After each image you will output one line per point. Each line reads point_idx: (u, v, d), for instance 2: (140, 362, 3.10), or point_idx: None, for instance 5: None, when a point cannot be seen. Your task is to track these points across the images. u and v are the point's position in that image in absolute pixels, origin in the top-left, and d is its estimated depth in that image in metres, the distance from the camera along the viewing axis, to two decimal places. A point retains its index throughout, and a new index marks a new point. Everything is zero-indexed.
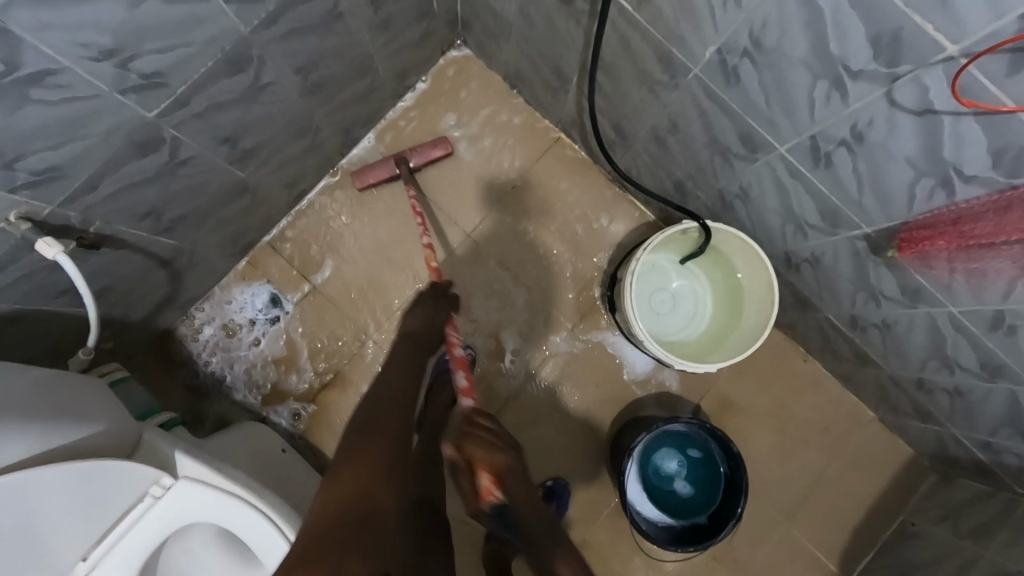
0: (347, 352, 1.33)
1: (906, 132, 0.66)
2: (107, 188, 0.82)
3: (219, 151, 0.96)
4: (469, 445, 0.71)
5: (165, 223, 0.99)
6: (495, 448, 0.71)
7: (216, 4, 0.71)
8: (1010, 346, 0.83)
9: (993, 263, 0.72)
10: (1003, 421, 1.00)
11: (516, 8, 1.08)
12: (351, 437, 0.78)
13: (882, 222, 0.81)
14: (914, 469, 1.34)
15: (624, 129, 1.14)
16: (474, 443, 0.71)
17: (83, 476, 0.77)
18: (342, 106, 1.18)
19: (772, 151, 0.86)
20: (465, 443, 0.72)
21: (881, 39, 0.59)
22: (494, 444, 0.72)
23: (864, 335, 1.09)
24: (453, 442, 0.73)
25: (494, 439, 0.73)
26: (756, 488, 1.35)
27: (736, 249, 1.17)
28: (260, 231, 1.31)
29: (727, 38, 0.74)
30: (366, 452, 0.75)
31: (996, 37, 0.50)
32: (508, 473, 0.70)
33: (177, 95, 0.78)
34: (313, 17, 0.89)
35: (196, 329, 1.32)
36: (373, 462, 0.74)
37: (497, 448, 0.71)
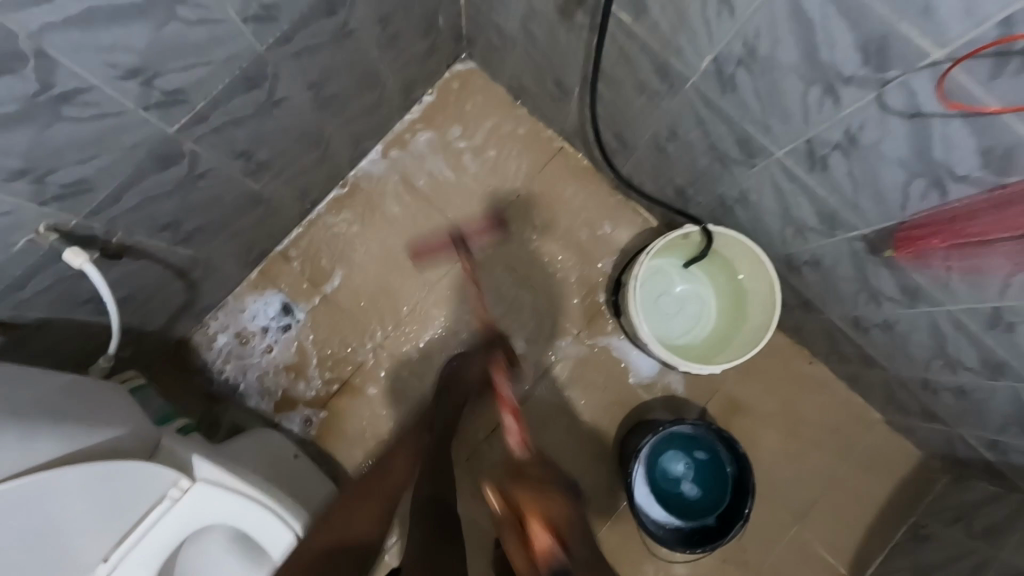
0: (358, 359, 1.36)
1: (898, 134, 0.68)
2: (129, 200, 0.86)
3: (234, 163, 1.00)
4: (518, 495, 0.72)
5: (182, 233, 1.03)
6: (551, 501, 0.72)
7: (234, 24, 0.75)
8: (1010, 343, 0.84)
9: (988, 260, 0.74)
10: (1008, 419, 1.00)
11: (519, 22, 1.12)
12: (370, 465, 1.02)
13: (879, 223, 0.83)
14: (922, 471, 1.34)
15: (625, 137, 1.16)
16: (527, 496, 0.72)
17: (107, 477, 0.79)
18: (351, 119, 1.22)
19: (770, 156, 0.89)
20: (513, 494, 0.72)
21: (869, 47, 0.61)
22: (550, 498, 0.72)
23: (867, 336, 1.11)
24: (502, 495, 0.73)
25: (548, 490, 0.73)
26: (764, 490, 1.35)
27: (738, 252, 1.19)
28: (272, 241, 1.35)
29: (723, 48, 0.77)
30: (379, 477, 0.99)
31: (978, 42, 0.53)
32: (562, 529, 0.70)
33: (196, 111, 0.82)
34: (324, 34, 0.93)
35: (210, 337, 1.35)
36: (384, 487, 0.97)
37: (552, 502, 0.72)
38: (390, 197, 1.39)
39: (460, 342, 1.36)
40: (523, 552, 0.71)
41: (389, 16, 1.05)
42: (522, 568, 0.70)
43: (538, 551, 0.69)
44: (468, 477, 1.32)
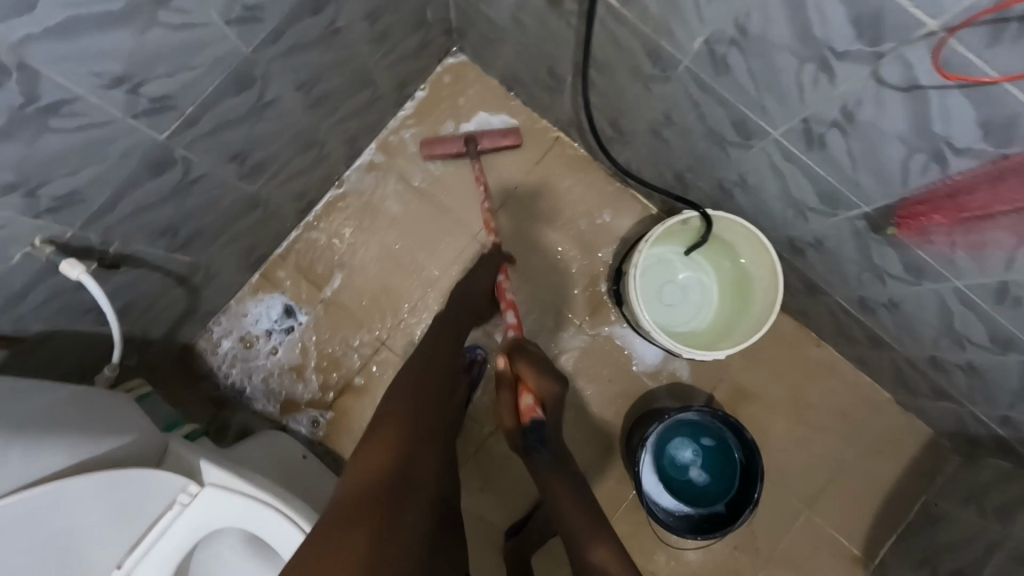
0: (360, 359, 1.36)
1: (896, 109, 0.67)
2: (124, 209, 0.86)
3: (228, 168, 0.99)
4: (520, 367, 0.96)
5: (180, 240, 1.03)
6: (544, 379, 0.95)
7: (219, 27, 0.74)
8: (1019, 317, 0.82)
9: (991, 234, 0.72)
10: (1020, 395, 0.99)
11: (508, 12, 1.11)
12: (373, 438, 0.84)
13: (879, 201, 0.81)
14: (934, 449, 1.33)
15: (621, 123, 1.15)
16: (521, 362, 0.97)
17: (118, 484, 0.80)
18: (345, 118, 1.21)
19: (767, 138, 0.87)
20: (515, 363, 0.97)
21: (863, 21, 0.60)
22: (543, 371, 0.97)
23: (874, 316, 1.09)
24: (504, 356, 0.99)
25: (543, 369, 0.97)
26: (773, 475, 1.35)
27: (739, 237, 1.17)
28: (271, 244, 1.35)
29: (714, 28, 0.76)
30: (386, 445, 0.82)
31: (974, 9, 0.51)
32: (548, 395, 0.94)
33: (185, 117, 0.82)
34: (311, 34, 0.92)
35: (215, 343, 1.36)
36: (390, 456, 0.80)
37: (546, 382, 0.95)
38: (388, 195, 1.39)
39: None
40: (511, 408, 0.94)
41: (377, 12, 1.04)
42: (509, 416, 0.94)
43: (523, 411, 0.91)
44: (477, 470, 1.33)
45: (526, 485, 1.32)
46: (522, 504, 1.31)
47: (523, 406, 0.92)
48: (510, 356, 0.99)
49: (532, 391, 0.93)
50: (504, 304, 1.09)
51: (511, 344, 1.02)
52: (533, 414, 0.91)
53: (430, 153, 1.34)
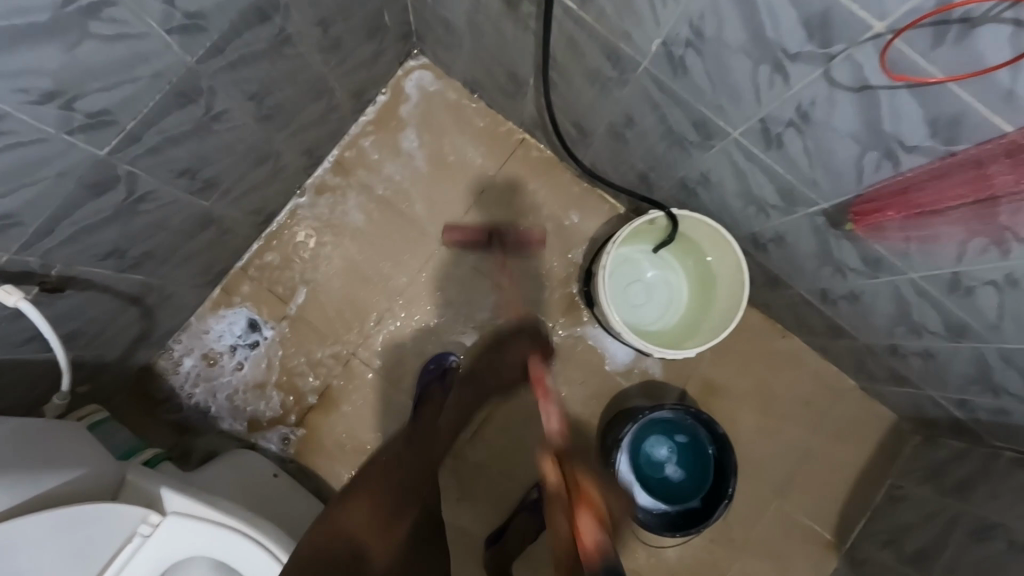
0: (330, 374, 1.33)
1: (848, 109, 0.68)
2: (66, 229, 0.81)
3: (178, 183, 0.95)
4: (577, 474, 0.77)
5: (130, 259, 0.98)
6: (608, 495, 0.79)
7: (157, 38, 0.71)
8: (970, 307, 0.85)
9: (942, 228, 0.74)
10: (974, 380, 1.02)
11: (465, 15, 1.09)
12: (383, 455, 0.99)
13: (836, 197, 0.82)
14: (897, 432, 1.37)
15: (583, 124, 1.14)
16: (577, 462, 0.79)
17: (74, 521, 0.76)
18: (302, 127, 1.18)
19: (726, 137, 0.88)
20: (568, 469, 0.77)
21: (812, 23, 0.60)
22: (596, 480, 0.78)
23: (836, 308, 1.12)
24: (553, 459, 0.78)
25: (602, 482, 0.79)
26: (746, 467, 1.37)
27: (704, 235, 1.18)
28: (231, 257, 1.31)
29: (670, 31, 0.76)
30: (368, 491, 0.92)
31: (917, 13, 0.52)
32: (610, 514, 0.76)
33: (127, 132, 0.78)
34: (260, 43, 0.89)
35: (175, 363, 1.31)
36: (380, 513, 0.90)
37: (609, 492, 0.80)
38: (351, 204, 1.36)
39: (435, 345, 1.34)
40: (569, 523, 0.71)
41: (329, 17, 1.01)
42: (565, 533, 0.71)
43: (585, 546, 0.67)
44: (454, 479, 1.31)
45: (504, 491, 1.31)
46: (501, 511, 1.30)
47: (587, 539, 0.68)
48: (560, 459, 0.78)
49: (596, 509, 0.72)
50: (540, 391, 0.95)
51: (555, 445, 0.81)
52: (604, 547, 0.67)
53: (449, 238, 1.34)
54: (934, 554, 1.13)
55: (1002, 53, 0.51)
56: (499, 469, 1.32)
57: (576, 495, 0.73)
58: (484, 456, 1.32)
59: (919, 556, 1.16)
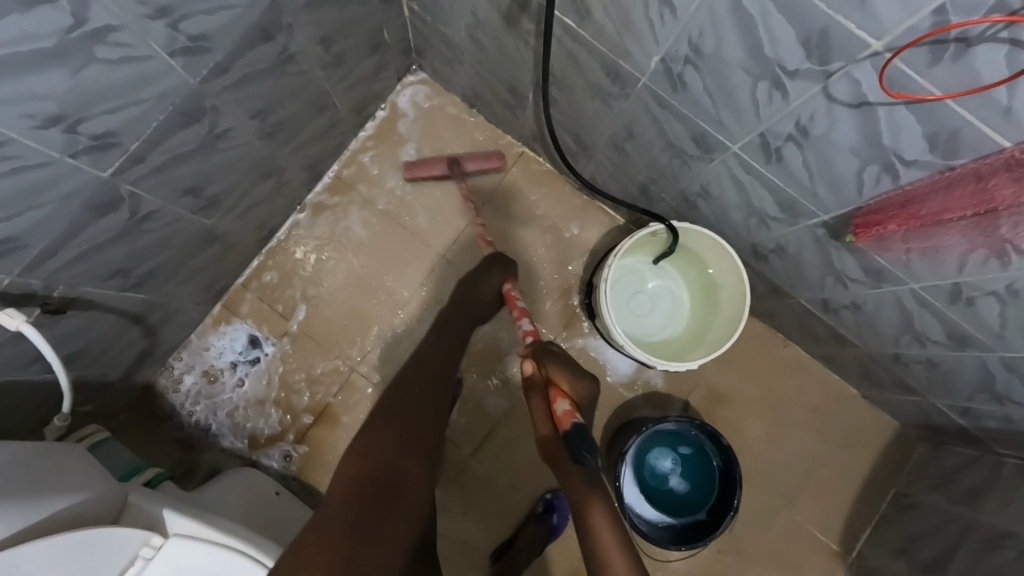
0: (336, 388, 1.32)
1: (847, 124, 0.68)
2: (70, 251, 0.81)
3: (181, 202, 0.95)
4: (551, 371, 1.00)
5: (132, 279, 0.98)
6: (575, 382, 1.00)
7: (162, 60, 0.71)
8: (974, 317, 0.85)
9: (944, 240, 0.74)
10: (978, 388, 1.02)
11: (465, 31, 1.10)
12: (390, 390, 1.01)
13: (837, 210, 0.83)
14: (901, 441, 1.37)
15: (584, 137, 1.15)
16: (553, 362, 1.01)
17: (77, 545, 0.75)
18: (303, 143, 1.18)
19: (726, 151, 0.89)
20: (545, 367, 1.01)
21: (811, 41, 0.61)
22: (572, 372, 1.02)
23: (838, 317, 1.12)
24: (534, 359, 1.02)
25: (570, 371, 1.02)
26: (751, 478, 1.37)
27: (706, 246, 1.19)
28: (233, 274, 1.30)
29: (670, 48, 0.77)
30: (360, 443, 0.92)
31: (915, 32, 0.53)
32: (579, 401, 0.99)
33: (130, 153, 0.78)
34: (262, 63, 0.90)
35: (177, 380, 1.30)
36: (365, 456, 0.89)
37: (577, 382, 1.01)
38: (352, 218, 1.36)
39: None
40: (545, 404, 0.99)
41: (330, 36, 1.01)
42: (543, 414, 0.98)
43: (562, 418, 0.93)
44: (458, 494, 1.30)
45: (508, 506, 1.30)
46: (505, 525, 1.29)
47: (560, 412, 0.94)
48: (538, 360, 1.02)
49: (568, 396, 0.98)
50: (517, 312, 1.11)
51: (534, 348, 1.04)
52: (570, 416, 0.92)
53: (412, 175, 1.34)
54: (944, 563, 1.13)
55: (999, 71, 0.51)
56: (506, 482, 1.31)
57: (551, 383, 0.99)
58: (490, 469, 1.31)
59: (929, 565, 1.15)
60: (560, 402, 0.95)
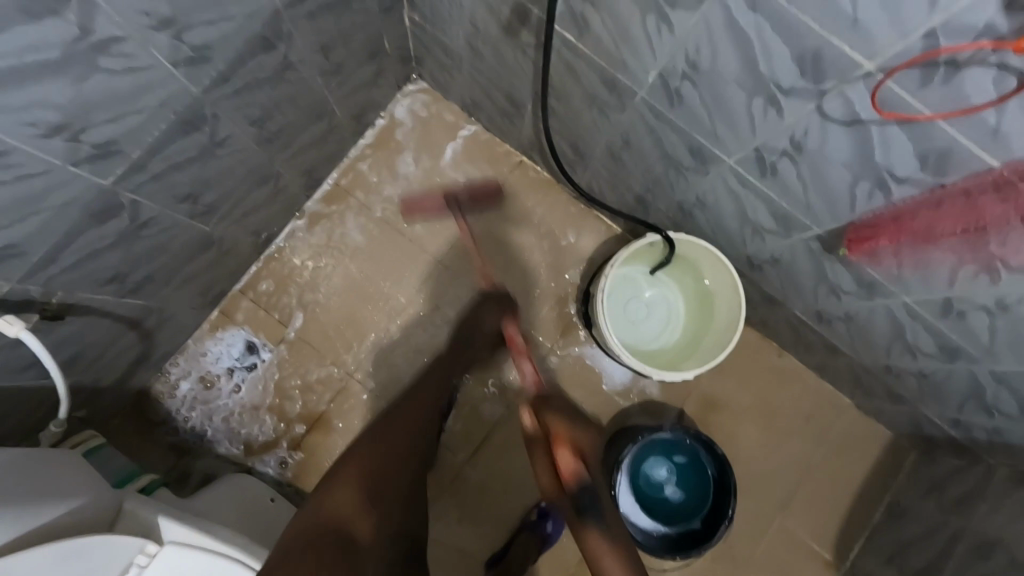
0: (332, 394, 1.32)
1: (840, 140, 0.70)
2: (69, 256, 0.81)
3: (180, 208, 0.96)
4: (551, 423, 0.84)
5: (130, 285, 0.98)
6: (577, 430, 0.84)
7: (164, 69, 0.72)
8: (964, 330, 0.86)
9: (935, 255, 0.75)
10: (968, 399, 1.04)
11: (464, 41, 1.11)
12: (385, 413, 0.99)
13: (831, 223, 0.84)
14: (893, 450, 1.38)
15: (581, 148, 1.16)
16: (553, 416, 0.85)
17: (70, 555, 0.74)
18: (302, 150, 1.19)
19: (722, 164, 0.90)
20: (543, 417, 0.86)
21: (805, 60, 0.63)
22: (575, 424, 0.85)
23: (831, 328, 1.13)
24: (531, 410, 0.89)
25: (574, 421, 0.86)
26: (745, 486, 1.37)
27: (701, 256, 1.20)
28: (230, 279, 1.31)
29: (667, 63, 0.78)
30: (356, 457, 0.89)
31: (906, 54, 0.54)
32: (586, 451, 0.81)
33: (131, 161, 0.78)
34: (262, 71, 0.90)
35: (172, 385, 1.30)
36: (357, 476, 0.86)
37: (579, 431, 0.84)
38: (350, 225, 1.36)
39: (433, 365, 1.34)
40: (549, 471, 0.82)
41: (331, 45, 1.02)
42: (548, 478, 0.82)
43: (566, 475, 0.78)
44: (452, 501, 1.30)
45: (503, 513, 1.30)
46: (500, 533, 1.30)
47: (564, 468, 0.78)
48: (537, 412, 0.88)
49: (571, 445, 0.80)
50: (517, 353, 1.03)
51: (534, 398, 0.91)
52: (574, 473, 0.77)
53: (411, 213, 1.31)
54: (936, 572, 1.14)
55: (988, 93, 0.53)
56: (500, 488, 1.31)
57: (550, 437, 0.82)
58: (485, 475, 1.31)
59: (921, 574, 1.17)
60: (562, 453, 0.79)
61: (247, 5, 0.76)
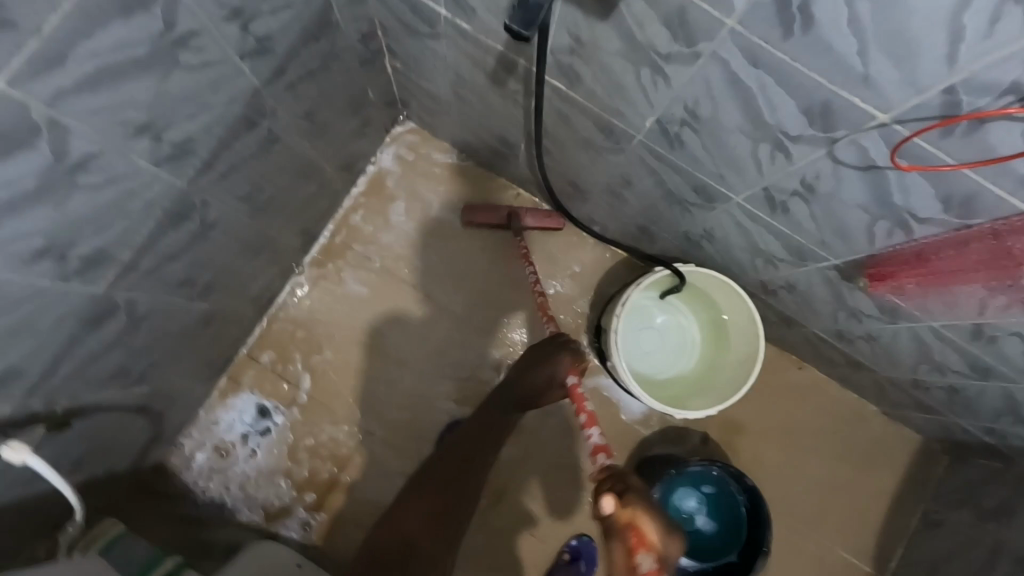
0: (348, 450, 1.30)
1: (855, 184, 0.66)
2: (68, 366, 0.79)
3: (177, 294, 0.93)
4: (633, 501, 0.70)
5: (134, 376, 0.96)
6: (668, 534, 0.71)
7: (148, 171, 0.70)
8: (996, 353, 0.83)
9: (963, 287, 0.72)
10: (1002, 412, 1.00)
11: (450, 87, 1.08)
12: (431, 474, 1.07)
13: (849, 256, 0.81)
14: (926, 455, 1.34)
15: (579, 183, 1.13)
16: (636, 498, 0.71)
17: None
18: (294, 212, 1.16)
19: (729, 201, 0.86)
20: (626, 498, 0.70)
21: (813, 111, 0.59)
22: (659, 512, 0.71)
23: (853, 346, 1.10)
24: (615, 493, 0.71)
25: (657, 509, 0.72)
26: (777, 506, 1.34)
27: (713, 284, 1.17)
28: (234, 346, 1.28)
29: (664, 111, 0.75)
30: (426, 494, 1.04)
31: (924, 106, 0.51)
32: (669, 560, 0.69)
33: (122, 264, 0.76)
34: (249, 150, 0.88)
35: (188, 458, 1.28)
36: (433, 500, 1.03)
37: (670, 536, 0.71)
38: (351, 276, 1.34)
39: (447, 412, 1.31)
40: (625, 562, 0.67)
41: (315, 109, 1.00)
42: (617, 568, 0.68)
43: None
44: (479, 550, 1.27)
45: (532, 557, 1.27)
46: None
47: None
48: (614, 490, 0.71)
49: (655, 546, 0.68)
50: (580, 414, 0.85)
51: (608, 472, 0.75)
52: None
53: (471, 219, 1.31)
54: None
55: (1016, 145, 0.49)
56: (528, 532, 1.28)
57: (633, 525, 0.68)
58: (509, 519, 1.29)
59: None
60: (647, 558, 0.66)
61: (224, 93, 0.74)
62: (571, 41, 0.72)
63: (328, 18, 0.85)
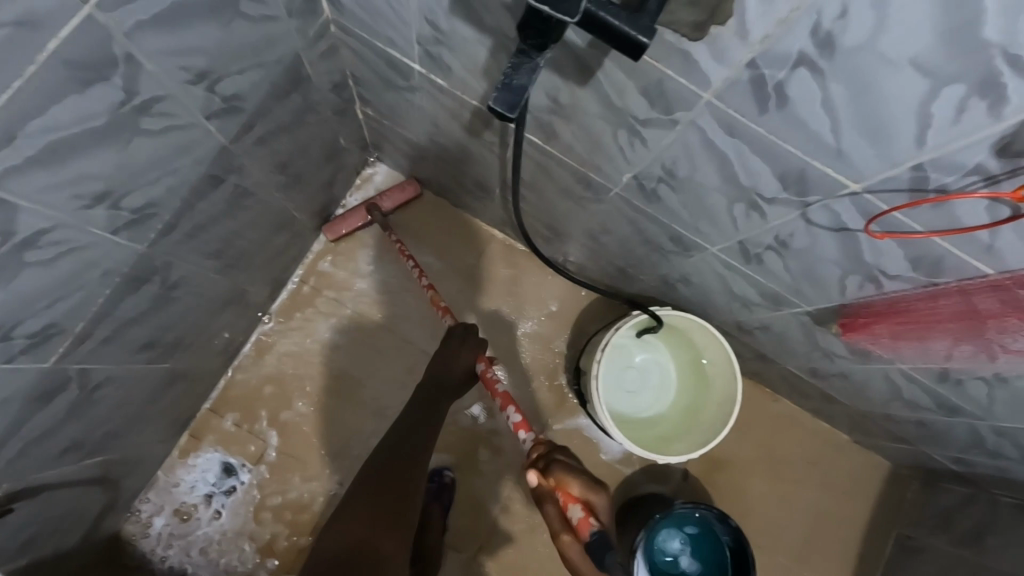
0: (317, 508, 1.23)
1: (827, 242, 0.68)
2: (12, 448, 0.72)
3: (135, 359, 0.87)
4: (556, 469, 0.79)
5: (87, 449, 0.89)
6: (592, 485, 0.78)
7: (105, 241, 0.66)
8: (962, 393, 0.85)
9: (931, 336, 0.74)
10: (968, 445, 1.03)
11: (425, 134, 1.07)
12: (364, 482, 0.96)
13: (822, 305, 0.82)
14: (898, 481, 1.37)
15: (556, 227, 1.13)
16: (560, 468, 0.79)
17: None
18: (263, 262, 1.12)
19: (705, 250, 0.88)
20: (552, 471, 0.79)
21: (788, 177, 0.61)
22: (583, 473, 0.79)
23: (827, 382, 1.12)
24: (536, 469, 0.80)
25: (585, 474, 0.79)
26: (758, 539, 1.35)
27: (690, 325, 1.18)
28: (198, 401, 1.22)
29: (642, 168, 0.75)
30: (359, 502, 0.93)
31: (894, 178, 0.53)
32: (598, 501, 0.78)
33: (76, 335, 0.71)
34: (216, 207, 0.84)
35: (145, 524, 1.19)
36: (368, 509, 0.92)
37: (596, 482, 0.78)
38: (322, 323, 1.30)
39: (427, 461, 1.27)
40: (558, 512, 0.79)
41: (286, 160, 0.97)
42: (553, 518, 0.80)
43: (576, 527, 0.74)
44: None
45: None
46: None
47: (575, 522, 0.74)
48: (541, 469, 0.80)
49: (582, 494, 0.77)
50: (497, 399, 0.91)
51: (538, 457, 0.82)
52: (589, 525, 0.72)
53: (335, 234, 1.28)
54: None
55: (981, 219, 0.52)
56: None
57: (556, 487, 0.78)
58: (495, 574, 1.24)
59: None
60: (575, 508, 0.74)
61: (189, 154, 0.70)
62: (550, 103, 0.72)
63: (300, 72, 0.83)
